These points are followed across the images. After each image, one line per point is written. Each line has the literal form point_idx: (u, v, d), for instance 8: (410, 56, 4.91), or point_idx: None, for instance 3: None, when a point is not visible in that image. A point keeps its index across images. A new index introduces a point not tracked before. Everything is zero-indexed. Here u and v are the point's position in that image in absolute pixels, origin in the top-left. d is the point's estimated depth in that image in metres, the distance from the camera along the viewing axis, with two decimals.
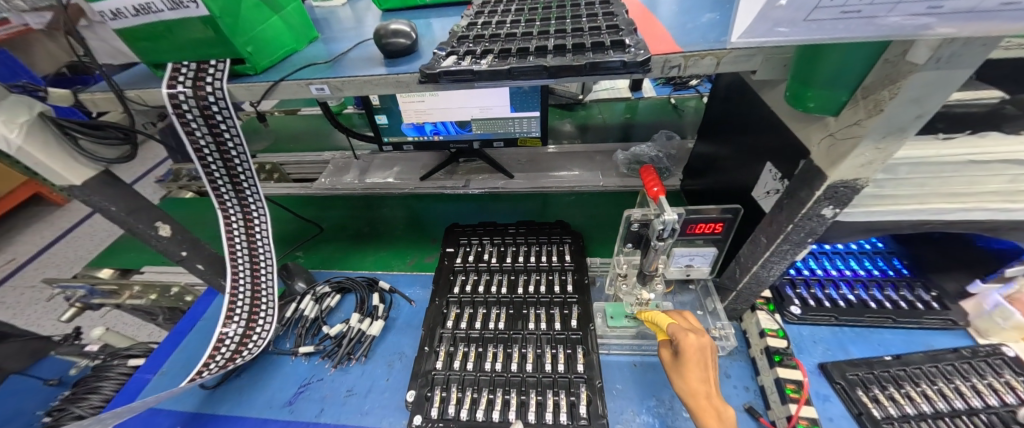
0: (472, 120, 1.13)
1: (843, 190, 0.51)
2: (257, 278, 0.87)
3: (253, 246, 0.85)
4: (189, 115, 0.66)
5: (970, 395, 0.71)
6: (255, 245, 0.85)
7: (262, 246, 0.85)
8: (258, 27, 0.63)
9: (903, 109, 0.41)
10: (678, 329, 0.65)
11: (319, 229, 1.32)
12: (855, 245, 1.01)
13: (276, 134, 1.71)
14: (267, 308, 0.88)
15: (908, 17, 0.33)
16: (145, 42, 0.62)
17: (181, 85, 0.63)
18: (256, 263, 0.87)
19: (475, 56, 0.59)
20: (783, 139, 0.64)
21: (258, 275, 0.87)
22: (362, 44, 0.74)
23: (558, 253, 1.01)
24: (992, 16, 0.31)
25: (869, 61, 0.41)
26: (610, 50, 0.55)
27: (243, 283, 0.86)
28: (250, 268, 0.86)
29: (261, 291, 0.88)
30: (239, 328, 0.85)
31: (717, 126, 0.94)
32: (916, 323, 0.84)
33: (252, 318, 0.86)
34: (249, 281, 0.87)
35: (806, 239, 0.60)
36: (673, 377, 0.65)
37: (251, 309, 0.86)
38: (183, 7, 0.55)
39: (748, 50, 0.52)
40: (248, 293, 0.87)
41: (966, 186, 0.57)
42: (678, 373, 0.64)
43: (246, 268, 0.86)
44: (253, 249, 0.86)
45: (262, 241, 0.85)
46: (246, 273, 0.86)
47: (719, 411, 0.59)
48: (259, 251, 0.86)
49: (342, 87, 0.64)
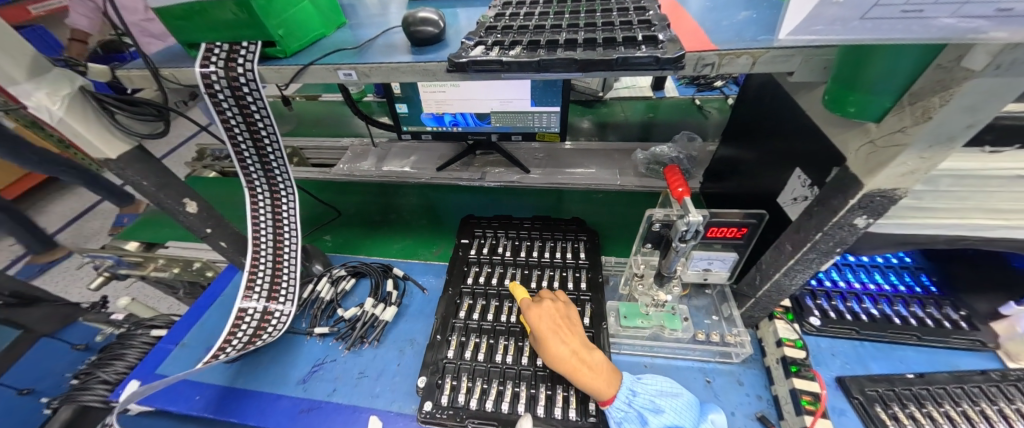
0: (491, 113, 1.12)
1: (879, 200, 0.49)
2: (278, 258, 0.89)
3: (278, 228, 0.87)
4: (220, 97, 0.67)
5: (995, 419, 0.69)
6: (281, 224, 0.87)
7: (287, 223, 0.87)
8: (289, 10, 0.64)
9: (954, 118, 0.39)
10: (527, 304, 0.74)
11: (337, 214, 1.34)
12: (881, 258, 0.97)
13: (299, 118, 1.74)
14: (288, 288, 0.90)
15: (967, 20, 0.31)
16: (181, 21, 0.63)
17: (214, 66, 0.65)
18: (279, 243, 0.89)
19: (503, 47, 0.58)
20: (816, 145, 0.61)
21: (280, 256, 0.89)
22: (389, 31, 0.74)
23: (573, 250, 1.00)
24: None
25: (921, 64, 0.39)
26: (642, 45, 0.54)
27: (265, 260, 0.88)
28: (273, 246, 0.88)
29: (282, 269, 0.90)
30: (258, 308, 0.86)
31: (743, 129, 0.92)
32: (942, 342, 0.81)
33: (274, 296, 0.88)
34: (270, 260, 0.88)
35: (833, 249, 0.59)
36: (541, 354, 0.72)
37: (272, 287, 0.88)
38: None
39: (786, 51, 0.50)
40: (269, 271, 0.88)
41: (1010, 202, 0.55)
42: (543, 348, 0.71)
43: (269, 249, 0.88)
44: (278, 231, 0.88)
45: (288, 219, 0.87)
46: (269, 254, 0.88)
47: (580, 363, 0.67)
48: (283, 232, 0.88)
49: (370, 73, 0.64)
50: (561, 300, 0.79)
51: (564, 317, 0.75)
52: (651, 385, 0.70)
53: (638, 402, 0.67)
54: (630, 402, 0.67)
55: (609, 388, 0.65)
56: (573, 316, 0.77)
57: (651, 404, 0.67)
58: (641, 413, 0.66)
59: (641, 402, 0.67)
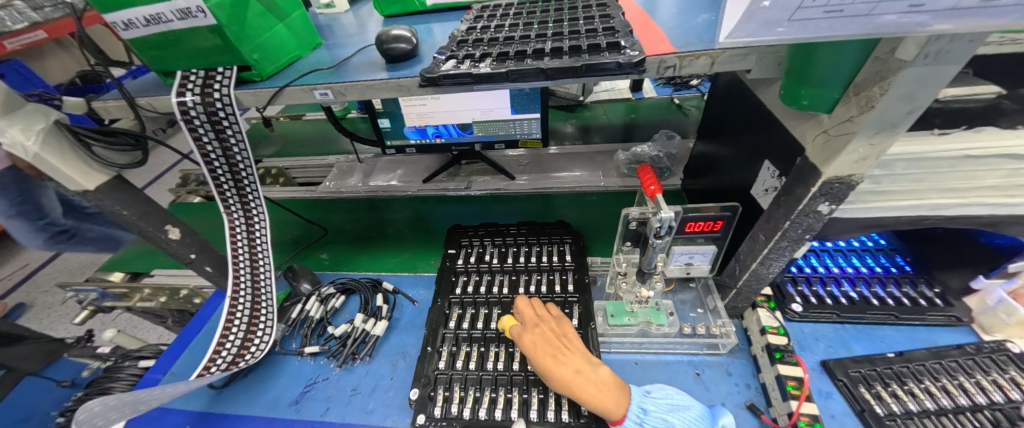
0: (473, 123, 1.14)
1: (838, 186, 0.51)
2: (256, 281, 0.88)
3: (253, 250, 0.87)
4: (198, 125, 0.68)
5: (974, 392, 0.71)
6: (255, 243, 0.86)
7: (262, 246, 0.87)
8: (263, 35, 0.65)
9: (894, 106, 0.41)
10: (518, 333, 0.73)
11: (324, 231, 1.34)
12: (857, 242, 1.01)
13: (285, 139, 1.74)
14: (268, 312, 0.89)
15: (897, 16, 0.33)
16: (155, 51, 0.64)
17: (190, 93, 0.65)
18: (256, 266, 0.88)
19: (474, 59, 0.60)
20: (781, 137, 0.64)
21: (258, 277, 0.88)
22: (364, 49, 0.75)
23: (558, 253, 1.02)
24: (992, 12, 0.31)
25: (861, 57, 0.42)
26: (606, 52, 0.56)
27: (243, 284, 0.87)
28: (250, 269, 0.88)
29: (261, 294, 0.89)
30: (239, 331, 0.85)
31: (716, 126, 0.95)
32: (919, 320, 0.83)
33: (253, 321, 0.87)
34: (248, 283, 0.88)
35: (804, 236, 0.61)
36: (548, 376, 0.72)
37: (251, 314, 0.87)
38: (191, 17, 0.57)
39: (741, 50, 0.53)
40: (248, 296, 0.88)
41: (963, 180, 0.57)
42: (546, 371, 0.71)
43: (246, 271, 0.88)
44: (254, 255, 0.87)
45: (263, 246, 0.87)
46: (246, 277, 0.88)
47: (585, 382, 0.65)
48: (259, 255, 0.87)
49: (345, 91, 0.65)
50: (553, 317, 0.77)
51: (559, 334, 0.73)
52: (661, 399, 0.67)
53: (649, 421, 0.64)
54: (641, 422, 0.64)
55: (620, 407, 0.64)
56: (568, 330, 0.75)
57: (662, 423, 0.63)
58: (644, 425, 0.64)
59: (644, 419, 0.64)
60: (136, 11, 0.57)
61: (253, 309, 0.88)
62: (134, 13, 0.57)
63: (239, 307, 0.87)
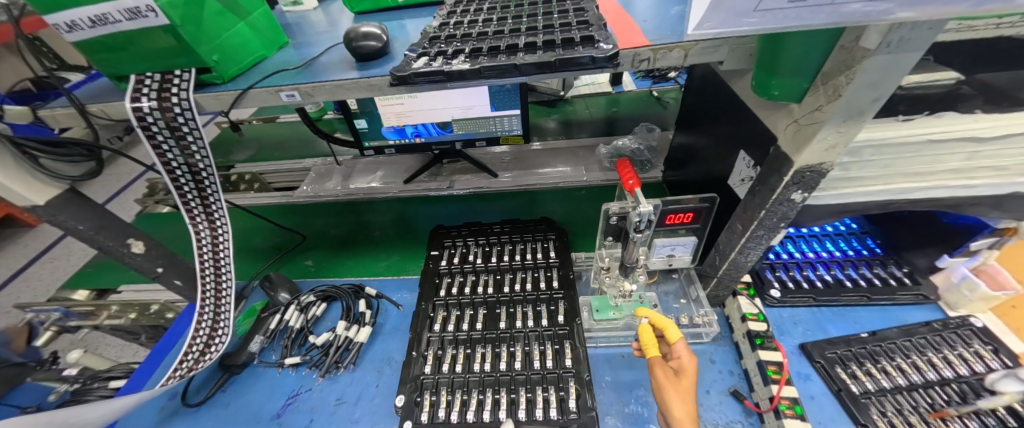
0: (453, 120, 1.11)
1: (809, 174, 0.52)
2: (218, 292, 0.84)
3: (218, 258, 0.82)
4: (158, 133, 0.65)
5: (941, 366, 0.74)
6: (221, 267, 0.83)
7: (226, 258, 0.82)
8: (223, 34, 0.62)
9: (860, 93, 0.42)
10: (685, 350, 0.68)
11: (302, 238, 1.30)
12: (831, 227, 1.04)
13: (259, 142, 1.68)
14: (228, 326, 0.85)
15: (864, 4, 0.33)
16: (104, 54, 0.60)
17: (146, 98, 0.61)
18: (220, 276, 0.83)
19: (447, 56, 0.58)
20: (754, 128, 0.65)
21: (220, 290, 0.84)
22: (334, 48, 0.72)
23: (542, 250, 1.01)
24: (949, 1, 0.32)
25: (827, 46, 0.42)
26: (580, 46, 0.56)
27: (207, 297, 0.83)
28: (214, 280, 0.83)
29: (223, 307, 0.85)
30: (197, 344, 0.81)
31: (693, 117, 0.96)
32: (889, 300, 0.86)
33: (211, 338, 0.83)
34: (212, 296, 0.83)
35: (779, 224, 0.62)
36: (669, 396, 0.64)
37: (211, 330, 0.83)
38: (141, 16, 0.53)
39: (713, 42, 0.53)
40: (210, 310, 0.83)
41: (927, 165, 0.59)
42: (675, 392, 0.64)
43: (211, 285, 0.83)
44: (218, 266, 0.83)
45: (227, 257, 0.82)
46: (211, 290, 0.83)
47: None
48: (224, 270, 0.83)
49: (313, 92, 0.63)
50: None
51: None
52: None
53: None
54: None
55: None
56: None
57: None
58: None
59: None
60: (80, 11, 0.53)
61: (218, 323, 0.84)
62: (77, 14, 0.53)
63: (202, 322, 0.82)
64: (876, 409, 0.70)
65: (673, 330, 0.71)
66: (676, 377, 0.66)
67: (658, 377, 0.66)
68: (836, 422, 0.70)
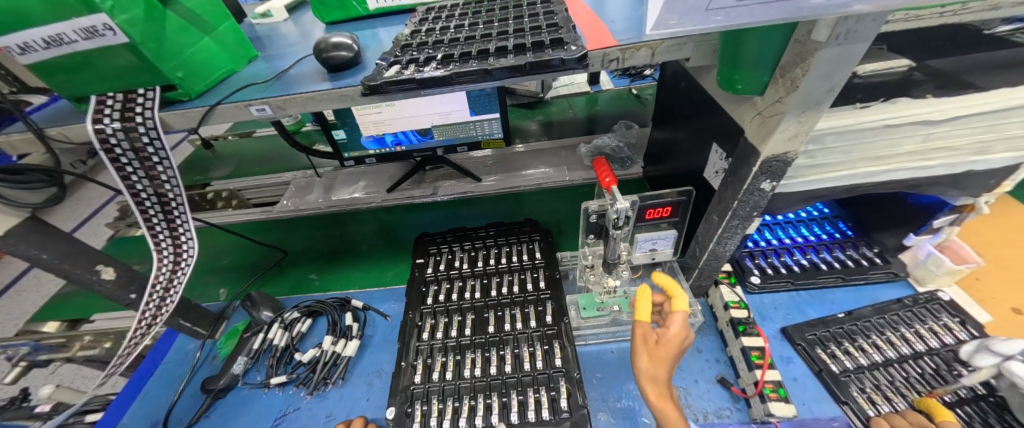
0: (432, 127, 1.10)
1: (776, 164, 0.55)
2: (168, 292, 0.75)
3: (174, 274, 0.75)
4: (119, 152, 0.61)
5: (914, 341, 0.78)
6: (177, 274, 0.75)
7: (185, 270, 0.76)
8: (187, 50, 0.60)
9: (816, 84, 0.44)
10: (676, 319, 0.61)
11: (283, 253, 1.28)
12: (805, 213, 1.07)
13: (238, 157, 1.64)
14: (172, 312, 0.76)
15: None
16: (62, 74, 0.57)
17: (109, 119, 0.59)
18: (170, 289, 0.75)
19: (418, 64, 0.58)
20: (724, 121, 0.67)
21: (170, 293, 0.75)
22: (305, 60, 0.71)
23: (528, 251, 1.02)
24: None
25: (782, 41, 0.44)
26: (550, 49, 0.56)
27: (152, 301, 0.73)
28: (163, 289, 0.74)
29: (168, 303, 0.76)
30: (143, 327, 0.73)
31: (668, 113, 0.98)
32: (863, 279, 0.90)
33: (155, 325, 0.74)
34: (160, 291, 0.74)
35: (752, 213, 0.64)
36: (641, 357, 0.61)
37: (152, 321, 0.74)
38: (99, 35, 0.51)
39: (678, 40, 0.55)
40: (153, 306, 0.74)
41: (887, 149, 0.62)
42: (647, 355, 0.61)
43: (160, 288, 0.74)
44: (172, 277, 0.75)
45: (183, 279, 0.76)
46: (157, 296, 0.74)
47: (659, 397, 0.59)
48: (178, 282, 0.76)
49: (285, 106, 0.62)
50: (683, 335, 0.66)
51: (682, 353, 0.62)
52: None
53: None
54: None
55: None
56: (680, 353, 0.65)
57: None
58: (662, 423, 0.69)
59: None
60: (33, 32, 0.50)
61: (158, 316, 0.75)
62: (30, 35, 0.51)
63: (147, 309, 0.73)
64: (855, 386, 0.73)
65: (682, 301, 0.64)
66: (659, 345, 0.61)
67: (635, 341, 0.63)
68: (819, 403, 0.72)
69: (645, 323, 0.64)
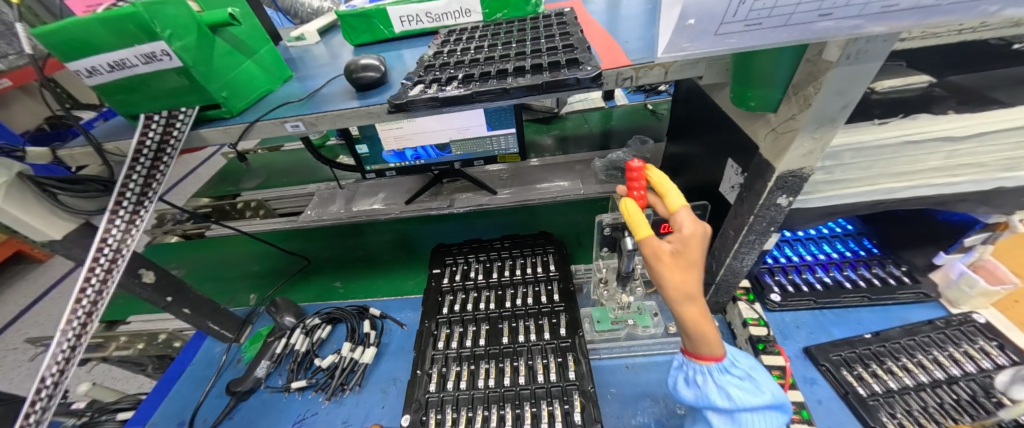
0: (451, 142, 1.14)
1: (792, 180, 0.55)
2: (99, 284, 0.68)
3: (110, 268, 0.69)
4: (142, 161, 0.67)
5: (947, 365, 0.74)
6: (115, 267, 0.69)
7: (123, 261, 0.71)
8: (231, 72, 0.66)
9: (829, 102, 0.45)
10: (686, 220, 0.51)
11: (306, 262, 1.32)
12: (827, 229, 1.05)
13: (267, 169, 1.72)
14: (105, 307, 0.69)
15: (830, 22, 0.35)
16: (120, 95, 0.63)
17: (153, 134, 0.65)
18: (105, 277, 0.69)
19: (441, 83, 0.62)
20: (739, 137, 0.67)
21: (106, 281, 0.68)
22: (335, 79, 0.76)
23: (542, 263, 1.03)
24: (902, 16, 0.34)
25: (795, 60, 0.45)
26: (566, 68, 0.59)
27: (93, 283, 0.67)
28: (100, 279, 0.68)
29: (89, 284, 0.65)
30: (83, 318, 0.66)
31: (682, 128, 0.98)
32: (891, 299, 0.87)
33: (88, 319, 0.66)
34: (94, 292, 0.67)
35: (769, 228, 0.64)
36: (665, 277, 0.51)
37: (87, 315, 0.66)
38: (157, 60, 0.57)
39: (691, 59, 0.57)
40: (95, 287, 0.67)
41: (910, 165, 0.61)
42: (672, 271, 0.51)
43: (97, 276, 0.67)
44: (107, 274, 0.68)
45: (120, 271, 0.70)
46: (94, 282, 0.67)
47: (699, 316, 0.52)
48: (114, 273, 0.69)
49: (317, 122, 0.66)
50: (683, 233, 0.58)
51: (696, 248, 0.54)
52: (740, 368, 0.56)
53: (733, 375, 0.54)
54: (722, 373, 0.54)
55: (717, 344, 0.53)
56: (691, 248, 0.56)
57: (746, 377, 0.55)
58: (725, 388, 0.53)
59: (741, 375, 0.54)
60: (98, 58, 0.56)
61: (77, 346, 0.66)
62: (96, 61, 0.56)
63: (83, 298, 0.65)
64: (884, 411, 0.70)
65: (675, 196, 0.54)
66: (680, 255, 0.51)
67: (651, 261, 0.52)
68: None
69: (651, 237, 0.53)
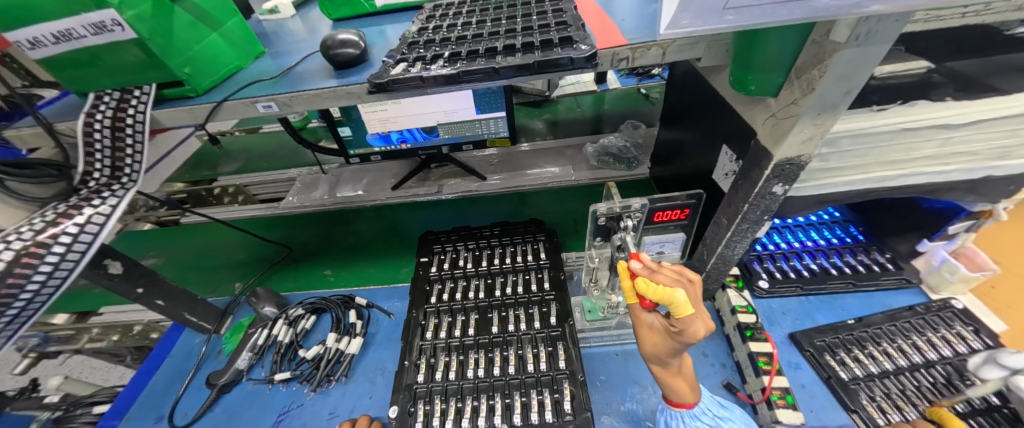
0: (438, 125, 1.09)
1: (789, 167, 0.54)
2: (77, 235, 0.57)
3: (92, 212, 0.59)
4: (99, 138, 0.60)
5: (926, 349, 0.76)
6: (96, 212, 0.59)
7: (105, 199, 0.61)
8: (195, 47, 0.60)
9: (833, 86, 0.43)
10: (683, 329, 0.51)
11: (288, 249, 1.28)
12: (815, 216, 1.06)
13: (246, 153, 1.65)
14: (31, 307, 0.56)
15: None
16: (72, 70, 0.58)
17: (101, 115, 0.60)
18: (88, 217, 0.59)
19: (425, 61, 0.58)
20: (734, 123, 0.65)
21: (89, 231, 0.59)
22: (311, 57, 0.71)
23: (533, 251, 1.01)
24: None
25: (799, 41, 0.43)
26: (558, 47, 0.55)
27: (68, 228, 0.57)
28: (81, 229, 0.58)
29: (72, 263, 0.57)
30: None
31: (676, 113, 0.96)
32: (874, 285, 0.88)
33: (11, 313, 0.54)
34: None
35: (762, 217, 0.63)
36: (645, 346, 0.57)
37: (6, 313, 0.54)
38: (107, 31, 0.51)
39: (690, 39, 0.54)
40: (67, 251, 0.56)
41: (904, 153, 0.60)
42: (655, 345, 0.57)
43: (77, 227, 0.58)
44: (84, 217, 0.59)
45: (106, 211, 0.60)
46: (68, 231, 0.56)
47: (671, 377, 0.60)
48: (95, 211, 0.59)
49: (291, 102, 0.61)
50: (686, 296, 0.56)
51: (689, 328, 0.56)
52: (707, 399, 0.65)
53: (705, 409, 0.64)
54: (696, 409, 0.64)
55: (691, 395, 0.62)
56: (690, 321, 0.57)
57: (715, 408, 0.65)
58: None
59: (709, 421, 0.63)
60: (43, 28, 0.51)
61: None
62: (40, 30, 0.51)
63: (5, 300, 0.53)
64: (865, 395, 0.72)
65: (681, 302, 0.50)
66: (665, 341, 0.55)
67: (639, 333, 0.57)
68: (827, 410, 0.71)
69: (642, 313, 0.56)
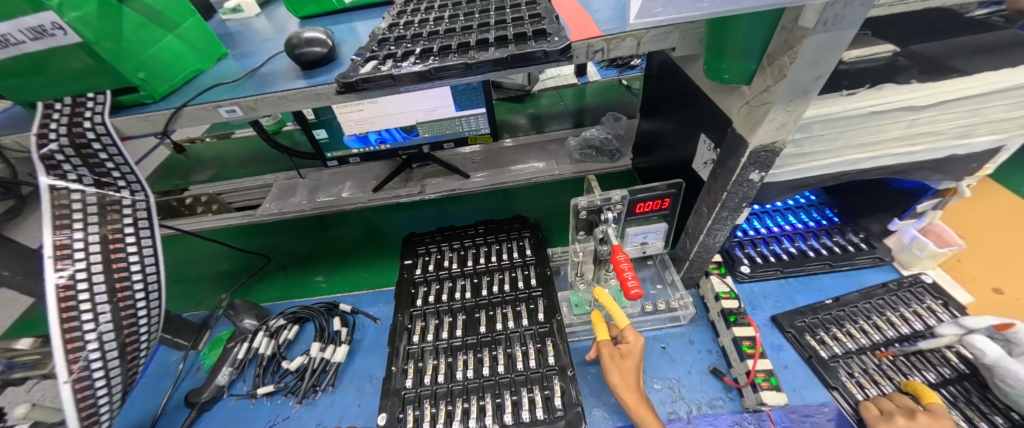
0: (416, 124, 1.06)
1: (764, 154, 0.54)
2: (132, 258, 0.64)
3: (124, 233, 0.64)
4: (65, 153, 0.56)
5: (899, 324, 0.79)
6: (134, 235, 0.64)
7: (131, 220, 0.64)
8: (149, 50, 0.57)
9: (803, 72, 0.43)
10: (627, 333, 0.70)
11: (268, 258, 1.24)
12: (792, 201, 1.08)
13: (219, 161, 1.58)
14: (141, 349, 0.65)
15: None
16: (12, 78, 0.53)
17: (55, 133, 0.55)
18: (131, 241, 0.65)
19: (396, 59, 0.56)
20: (711, 111, 0.66)
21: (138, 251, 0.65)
22: (276, 57, 0.68)
23: (518, 248, 1.00)
24: None
25: (769, 28, 0.43)
26: (533, 40, 0.54)
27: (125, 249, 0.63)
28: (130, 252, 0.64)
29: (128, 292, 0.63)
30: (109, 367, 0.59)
31: (655, 104, 0.97)
32: (849, 265, 0.91)
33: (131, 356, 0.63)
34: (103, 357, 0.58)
35: (741, 204, 0.64)
36: (611, 369, 0.67)
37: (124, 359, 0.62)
38: (48, 35, 0.48)
39: (664, 29, 0.54)
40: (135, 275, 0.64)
41: (873, 136, 0.62)
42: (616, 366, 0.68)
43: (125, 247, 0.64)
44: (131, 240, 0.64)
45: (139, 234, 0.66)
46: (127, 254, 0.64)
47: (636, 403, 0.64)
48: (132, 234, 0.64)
49: (255, 106, 0.59)
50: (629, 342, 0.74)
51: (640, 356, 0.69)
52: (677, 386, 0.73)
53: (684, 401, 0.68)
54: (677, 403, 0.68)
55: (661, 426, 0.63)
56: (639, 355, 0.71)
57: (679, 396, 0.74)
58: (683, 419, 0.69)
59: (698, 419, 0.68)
60: None
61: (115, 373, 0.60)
62: None
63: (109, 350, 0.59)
64: (844, 371, 0.74)
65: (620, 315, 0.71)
66: (623, 357, 0.68)
67: (603, 358, 0.69)
68: (809, 389, 0.73)
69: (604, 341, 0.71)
